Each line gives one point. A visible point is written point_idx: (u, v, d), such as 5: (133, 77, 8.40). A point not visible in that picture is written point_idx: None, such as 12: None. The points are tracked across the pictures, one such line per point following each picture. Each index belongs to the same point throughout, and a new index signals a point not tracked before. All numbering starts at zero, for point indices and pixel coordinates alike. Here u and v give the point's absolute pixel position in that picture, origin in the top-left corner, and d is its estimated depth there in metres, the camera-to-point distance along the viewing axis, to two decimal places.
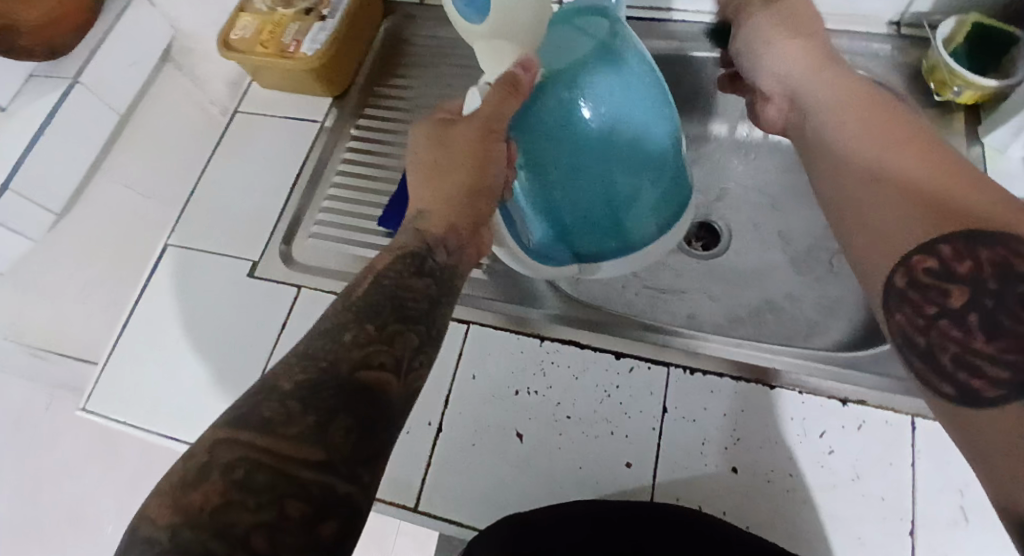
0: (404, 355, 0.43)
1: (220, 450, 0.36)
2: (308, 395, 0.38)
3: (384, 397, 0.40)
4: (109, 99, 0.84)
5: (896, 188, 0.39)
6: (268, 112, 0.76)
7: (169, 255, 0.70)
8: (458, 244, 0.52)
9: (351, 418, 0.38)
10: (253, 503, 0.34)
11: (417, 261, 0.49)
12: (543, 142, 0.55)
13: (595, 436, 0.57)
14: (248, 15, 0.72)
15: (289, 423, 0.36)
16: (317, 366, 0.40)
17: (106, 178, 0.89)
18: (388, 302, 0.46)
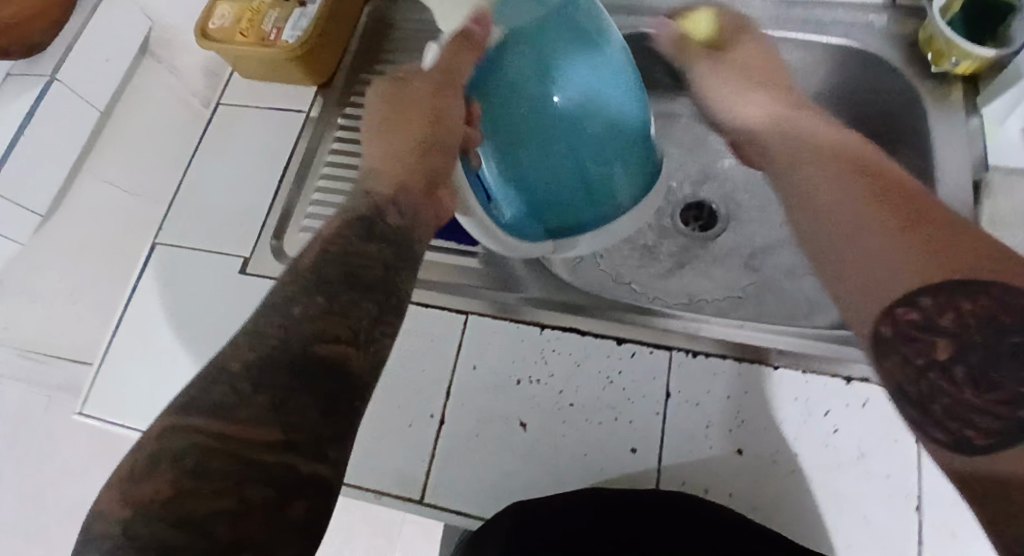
0: (364, 331, 0.43)
1: (169, 436, 0.38)
2: (256, 377, 0.39)
3: (346, 371, 0.41)
4: (87, 96, 0.83)
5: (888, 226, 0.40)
6: (253, 103, 0.74)
7: (159, 255, 0.69)
8: (410, 204, 0.53)
9: (310, 398, 0.39)
10: (208, 492, 0.36)
11: (368, 225, 0.49)
12: (504, 111, 0.55)
13: (599, 423, 0.56)
14: (225, 3, 0.70)
15: (240, 406, 0.38)
16: (267, 345, 0.40)
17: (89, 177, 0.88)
18: (340, 270, 0.45)
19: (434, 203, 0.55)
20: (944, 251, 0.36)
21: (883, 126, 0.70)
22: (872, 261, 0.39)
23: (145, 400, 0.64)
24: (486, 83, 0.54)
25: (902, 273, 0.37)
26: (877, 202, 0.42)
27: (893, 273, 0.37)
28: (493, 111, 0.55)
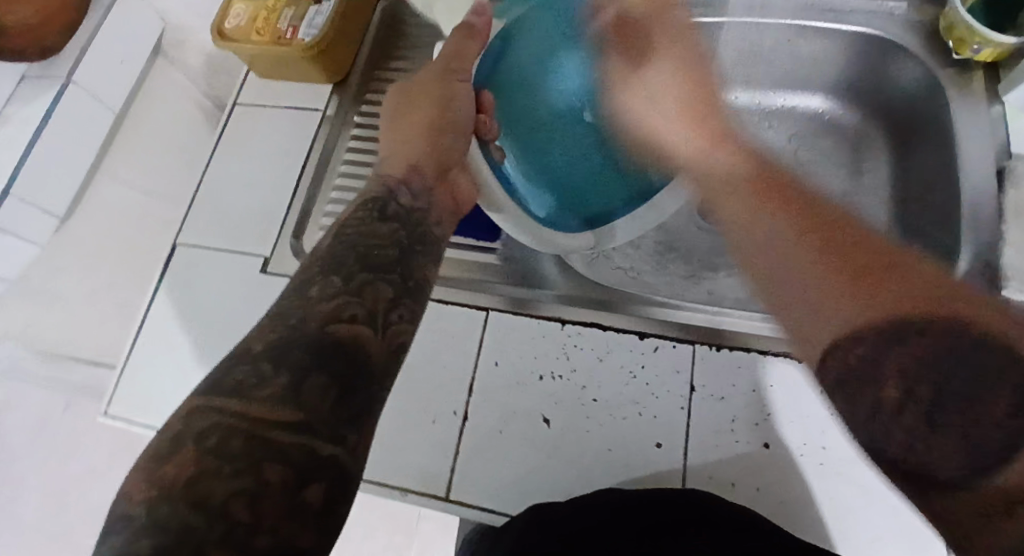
0: (380, 308, 0.44)
1: (193, 420, 0.35)
2: (276, 358, 0.38)
3: (363, 351, 0.41)
4: (102, 97, 0.83)
5: (815, 263, 0.36)
6: (268, 102, 0.74)
7: (179, 255, 0.69)
8: (421, 185, 0.57)
9: (326, 376, 0.37)
10: (231, 470, 0.33)
11: (380, 205, 0.53)
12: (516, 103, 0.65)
13: (623, 418, 0.56)
14: (239, 2, 0.70)
15: (258, 387, 0.36)
16: (286, 325, 0.40)
17: (106, 177, 0.88)
18: (358, 252, 0.48)
19: (445, 184, 0.59)
20: (882, 304, 0.33)
21: (901, 114, 0.69)
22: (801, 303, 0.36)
23: (169, 401, 0.64)
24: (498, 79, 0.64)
25: (840, 316, 0.34)
26: (814, 229, 0.38)
27: (841, 318, 0.34)
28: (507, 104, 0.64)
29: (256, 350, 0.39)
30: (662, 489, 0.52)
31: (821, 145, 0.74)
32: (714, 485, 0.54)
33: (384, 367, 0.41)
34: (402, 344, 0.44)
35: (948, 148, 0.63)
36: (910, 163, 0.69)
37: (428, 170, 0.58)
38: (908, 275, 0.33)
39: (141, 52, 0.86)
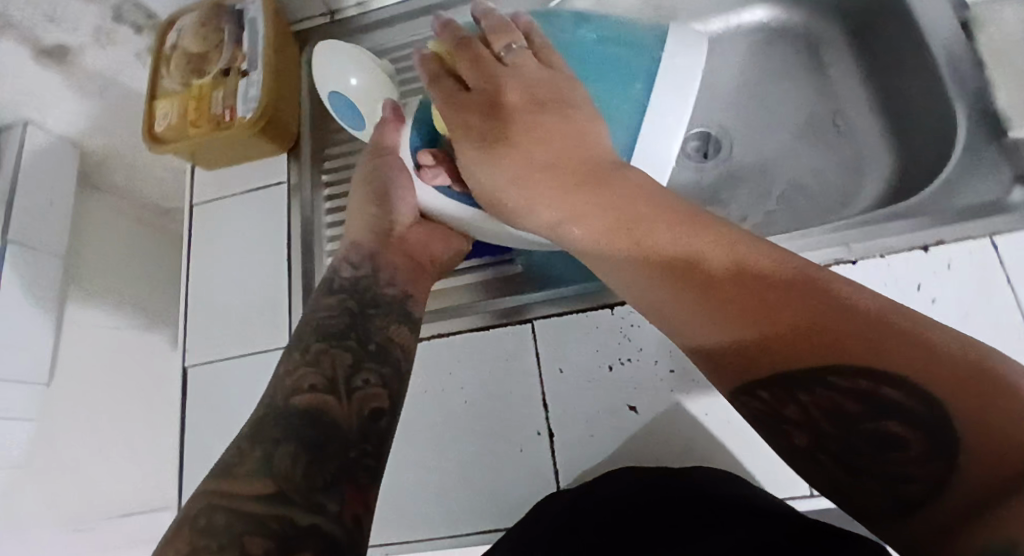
0: (340, 376, 0.45)
1: (188, 504, 0.36)
2: (255, 434, 0.40)
3: (332, 417, 0.42)
4: (44, 245, 0.76)
5: (735, 315, 0.34)
6: (228, 192, 0.70)
7: (191, 376, 0.64)
8: (362, 256, 0.55)
9: (295, 444, 0.39)
10: (215, 545, 0.33)
11: (326, 286, 0.53)
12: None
13: (706, 380, 0.55)
14: (163, 100, 0.66)
15: (243, 461, 0.38)
16: (259, 413, 0.42)
17: (73, 328, 0.81)
18: (313, 330, 0.49)
19: (398, 244, 0.55)
20: (851, 337, 0.31)
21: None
22: (729, 341, 0.35)
23: None
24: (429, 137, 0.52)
25: (753, 352, 0.34)
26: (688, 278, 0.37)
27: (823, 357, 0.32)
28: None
29: (239, 435, 0.41)
30: (662, 471, 0.51)
31: (776, 52, 0.72)
32: None
33: (357, 431, 0.42)
34: (375, 409, 0.45)
35: (902, 16, 0.62)
36: (872, 40, 0.67)
37: (368, 241, 0.55)
38: (874, 317, 0.32)
39: (67, 187, 0.79)
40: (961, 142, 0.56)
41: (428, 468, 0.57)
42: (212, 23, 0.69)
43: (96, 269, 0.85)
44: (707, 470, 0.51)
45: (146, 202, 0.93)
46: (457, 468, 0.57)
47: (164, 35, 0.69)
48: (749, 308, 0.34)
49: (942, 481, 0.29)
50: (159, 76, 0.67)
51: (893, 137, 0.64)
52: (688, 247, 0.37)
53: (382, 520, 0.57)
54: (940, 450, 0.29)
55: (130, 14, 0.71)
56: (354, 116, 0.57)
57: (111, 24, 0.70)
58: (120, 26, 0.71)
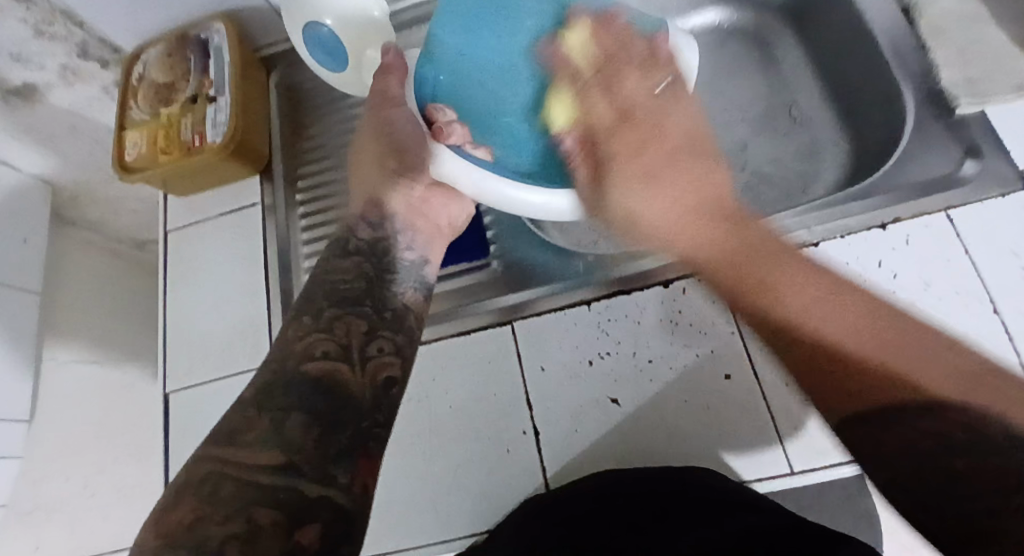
0: (354, 343, 0.46)
1: (197, 466, 0.38)
2: (266, 400, 0.41)
3: (344, 387, 0.43)
4: (23, 283, 0.76)
5: (863, 340, 0.36)
6: (202, 217, 0.71)
7: (174, 401, 0.64)
8: (378, 219, 0.56)
9: (304, 415, 0.40)
10: (223, 514, 0.35)
11: (343, 245, 0.54)
12: (478, 95, 0.63)
13: (684, 367, 0.56)
14: (132, 130, 0.67)
15: (255, 425, 0.39)
16: (271, 371, 0.43)
17: (54, 365, 0.81)
18: (327, 291, 0.50)
19: (413, 208, 0.57)
20: (930, 357, 0.35)
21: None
22: (795, 307, 0.39)
23: None
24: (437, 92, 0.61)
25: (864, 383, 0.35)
26: (815, 290, 0.39)
27: (902, 360, 0.35)
28: (481, 102, 0.64)
29: (248, 395, 0.42)
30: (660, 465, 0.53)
31: (729, 51, 0.74)
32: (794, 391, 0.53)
33: (371, 402, 0.43)
34: (387, 376, 0.46)
35: (845, 7, 0.65)
36: (816, 33, 0.70)
37: (380, 205, 0.57)
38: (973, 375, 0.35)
39: (40, 224, 0.79)
40: (911, 122, 0.58)
41: (417, 475, 0.58)
42: (178, 52, 0.69)
43: (73, 305, 0.85)
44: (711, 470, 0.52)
45: (121, 235, 0.94)
46: (446, 473, 0.57)
47: (131, 68, 0.70)
48: (849, 325, 0.37)
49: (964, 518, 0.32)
50: (128, 108, 0.68)
51: (845, 123, 0.67)
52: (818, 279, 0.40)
53: (373, 531, 0.57)
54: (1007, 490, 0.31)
55: (96, 50, 0.70)
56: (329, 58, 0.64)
57: (77, 61, 0.70)
58: (86, 62, 0.71)
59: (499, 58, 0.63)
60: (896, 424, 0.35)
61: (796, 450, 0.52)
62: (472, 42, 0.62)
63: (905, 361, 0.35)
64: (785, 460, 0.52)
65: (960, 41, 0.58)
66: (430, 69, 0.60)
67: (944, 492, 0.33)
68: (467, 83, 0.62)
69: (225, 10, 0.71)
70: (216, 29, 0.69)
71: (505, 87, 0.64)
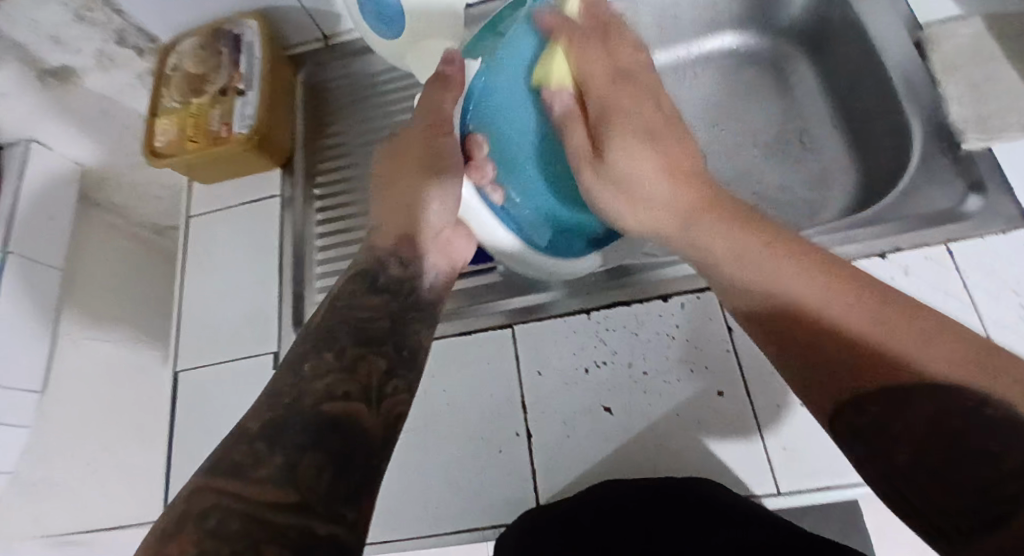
0: (373, 383, 0.42)
1: (194, 499, 0.33)
2: (277, 436, 0.36)
3: (360, 427, 0.38)
4: (44, 258, 0.78)
5: (854, 307, 0.38)
6: (223, 205, 0.73)
7: (184, 380, 0.66)
8: (411, 256, 0.54)
9: (321, 454, 0.36)
10: (226, 547, 0.30)
11: (369, 279, 0.50)
12: (517, 150, 0.63)
13: (678, 381, 0.57)
14: (163, 117, 0.69)
15: (268, 463, 0.34)
16: (281, 404, 0.38)
17: (68, 340, 0.83)
18: (348, 327, 0.45)
19: (442, 247, 0.56)
20: (948, 346, 0.35)
21: (804, 23, 0.72)
22: (794, 312, 0.39)
23: None
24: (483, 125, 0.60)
25: (828, 389, 0.37)
26: (829, 285, 0.39)
27: (903, 352, 0.35)
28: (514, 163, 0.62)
29: (253, 426, 0.37)
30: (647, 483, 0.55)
31: (744, 75, 0.76)
32: (786, 412, 0.55)
33: (386, 440, 0.39)
34: (401, 415, 0.42)
35: (859, 39, 0.66)
36: (831, 62, 0.71)
37: (410, 238, 0.55)
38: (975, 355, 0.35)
39: (66, 202, 0.82)
40: (917, 155, 0.59)
41: (411, 469, 0.59)
42: (211, 47, 0.72)
43: (91, 285, 0.87)
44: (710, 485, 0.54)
45: (142, 220, 0.96)
46: (438, 466, 0.58)
47: (165, 58, 0.73)
48: (852, 323, 0.37)
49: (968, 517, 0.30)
50: (160, 96, 0.71)
51: (856, 152, 0.68)
52: (829, 271, 0.41)
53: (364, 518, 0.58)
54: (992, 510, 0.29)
55: (133, 37, 0.73)
56: (385, 26, 0.62)
57: (114, 47, 0.73)
58: (123, 48, 0.73)
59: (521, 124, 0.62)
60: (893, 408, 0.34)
61: (783, 469, 0.53)
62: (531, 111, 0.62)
63: (885, 328, 0.36)
64: (773, 479, 0.53)
65: (968, 76, 0.60)
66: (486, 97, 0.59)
67: (943, 485, 0.31)
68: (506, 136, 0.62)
69: (258, 9, 0.74)
70: (249, 26, 0.72)
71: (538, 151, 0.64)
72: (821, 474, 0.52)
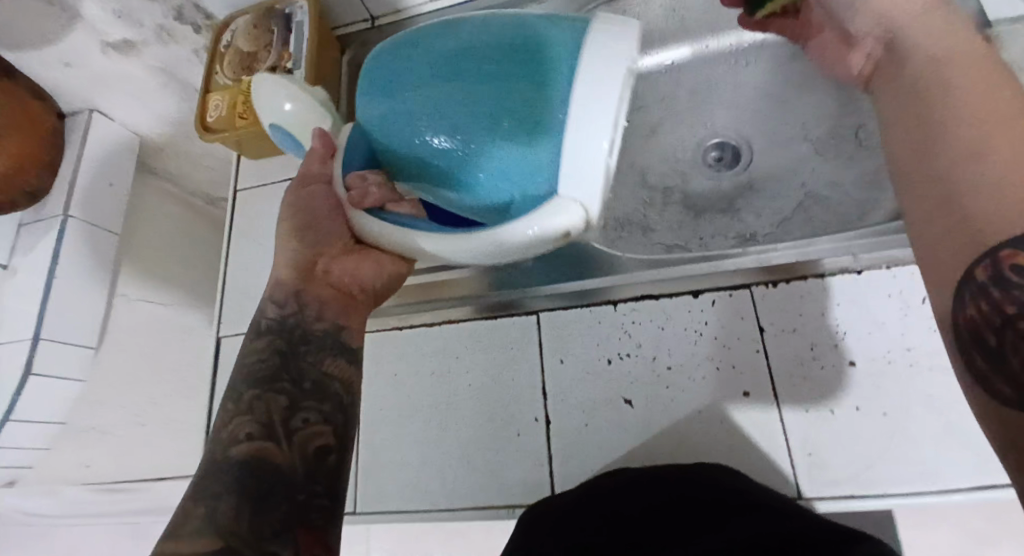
0: (277, 419, 0.44)
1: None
2: (202, 490, 0.40)
3: (275, 464, 0.42)
4: (104, 222, 0.83)
5: None
6: (268, 180, 0.75)
7: (223, 347, 0.69)
8: (289, 293, 0.50)
9: (236, 497, 0.40)
10: None
11: (255, 325, 0.50)
12: (405, 150, 0.46)
13: (702, 378, 0.56)
14: (215, 93, 0.72)
15: (190, 516, 0.38)
16: (205, 463, 0.42)
17: (124, 300, 0.88)
18: (244, 375, 0.47)
19: (329, 280, 0.51)
20: None
21: None
22: (989, 206, 0.33)
23: None
24: (378, 150, 0.48)
25: (1009, 222, 0.31)
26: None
27: None
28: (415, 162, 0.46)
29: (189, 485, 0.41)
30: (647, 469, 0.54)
31: None
32: (813, 417, 0.53)
33: (309, 474, 0.43)
34: (320, 447, 0.45)
35: None
36: None
37: (293, 277, 0.50)
38: None
39: (126, 170, 0.86)
40: None
41: (429, 448, 0.60)
42: (263, 23, 0.73)
43: (147, 251, 0.92)
44: (709, 464, 0.55)
45: (197, 190, 1.00)
46: (457, 446, 0.59)
47: (219, 35, 0.75)
48: None
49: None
50: (214, 71, 0.73)
51: None
52: None
53: (386, 489, 0.60)
54: None
55: (190, 13, 0.76)
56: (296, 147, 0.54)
57: (173, 23, 0.76)
58: (181, 24, 0.77)
59: (410, 121, 0.45)
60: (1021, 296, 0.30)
61: (807, 475, 0.53)
62: (403, 63, 0.46)
63: None
64: (794, 485, 0.53)
65: None
66: (360, 136, 0.48)
67: None
68: (398, 141, 0.46)
69: None
70: (299, 5, 0.73)
71: (423, 106, 0.44)
72: (846, 483, 0.52)
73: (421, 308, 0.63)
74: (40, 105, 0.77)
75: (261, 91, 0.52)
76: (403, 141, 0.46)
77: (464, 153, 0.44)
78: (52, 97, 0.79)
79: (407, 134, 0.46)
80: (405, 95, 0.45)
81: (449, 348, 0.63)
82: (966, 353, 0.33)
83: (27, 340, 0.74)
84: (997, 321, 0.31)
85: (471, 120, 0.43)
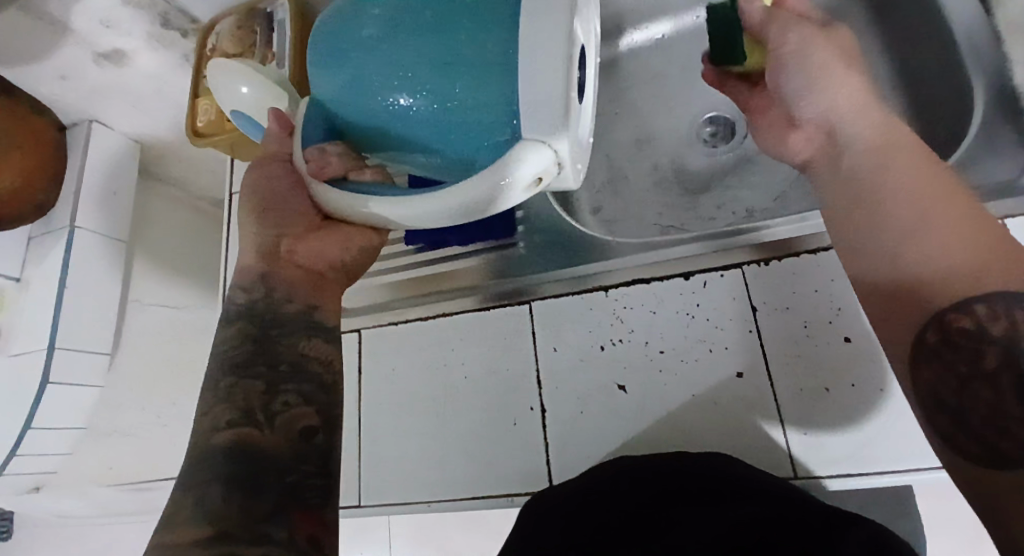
0: (257, 404, 0.45)
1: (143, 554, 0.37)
2: (191, 481, 0.40)
3: (261, 448, 0.43)
4: (110, 230, 0.84)
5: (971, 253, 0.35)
6: None
7: None
8: (256, 277, 0.51)
9: (225, 482, 0.40)
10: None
11: (223, 313, 0.50)
12: (360, 112, 0.45)
13: (694, 360, 0.56)
14: (203, 97, 0.72)
15: (183, 507, 0.39)
16: (192, 454, 0.42)
17: (137, 305, 0.90)
18: (218, 364, 0.47)
19: (291, 260, 0.52)
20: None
21: None
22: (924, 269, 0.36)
23: None
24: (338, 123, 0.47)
25: (948, 279, 0.35)
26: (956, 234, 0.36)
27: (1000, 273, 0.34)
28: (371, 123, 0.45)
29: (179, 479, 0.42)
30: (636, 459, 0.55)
31: None
32: (807, 396, 0.53)
33: (296, 455, 0.44)
34: (303, 426, 0.46)
35: None
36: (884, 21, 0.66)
37: (257, 261, 0.51)
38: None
39: (129, 177, 0.88)
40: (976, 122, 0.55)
41: (428, 440, 0.61)
42: (246, 24, 0.74)
43: (157, 256, 0.94)
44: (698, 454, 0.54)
45: (201, 193, 1.02)
46: (455, 437, 0.60)
47: (205, 39, 0.75)
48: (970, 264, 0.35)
49: (984, 452, 0.32)
50: (202, 75, 0.74)
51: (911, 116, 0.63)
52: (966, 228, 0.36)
53: (389, 481, 0.61)
54: (991, 457, 0.32)
55: (177, 19, 0.76)
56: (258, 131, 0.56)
57: (159, 30, 0.75)
58: (168, 30, 0.76)
59: (361, 82, 0.43)
60: (970, 356, 0.33)
61: (804, 455, 0.52)
62: (345, 27, 0.44)
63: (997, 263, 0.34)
64: (790, 464, 0.53)
65: None
66: (317, 109, 0.47)
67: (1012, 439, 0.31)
68: (359, 109, 0.44)
69: None
70: (280, 4, 0.73)
71: (372, 63, 0.43)
72: (843, 462, 0.51)
73: (416, 303, 0.64)
74: (39, 119, 0.78)
75: (220, 75, 0.55)
76: (357, 105, 0.45)
77: (424, 109, 0.42)
78: (51, 110, 0.80)
79: (359, 95, 0.44)
80: (351, 55, 0.43)
81: (442, 339, 0.63)
82: (929, 410, 0.36)
83: (44, 350, 0.77)
84: (963, 372, 0.34)
85: (421, 71, 0.42)
